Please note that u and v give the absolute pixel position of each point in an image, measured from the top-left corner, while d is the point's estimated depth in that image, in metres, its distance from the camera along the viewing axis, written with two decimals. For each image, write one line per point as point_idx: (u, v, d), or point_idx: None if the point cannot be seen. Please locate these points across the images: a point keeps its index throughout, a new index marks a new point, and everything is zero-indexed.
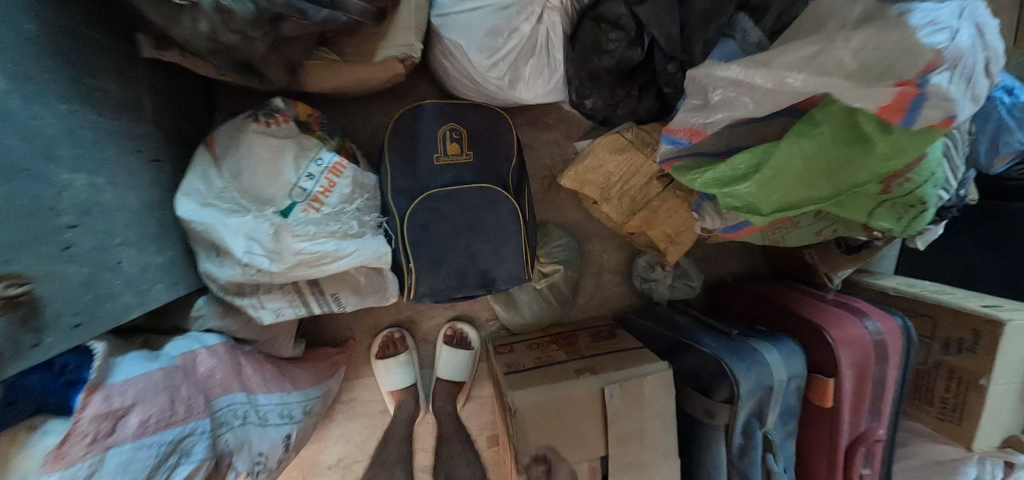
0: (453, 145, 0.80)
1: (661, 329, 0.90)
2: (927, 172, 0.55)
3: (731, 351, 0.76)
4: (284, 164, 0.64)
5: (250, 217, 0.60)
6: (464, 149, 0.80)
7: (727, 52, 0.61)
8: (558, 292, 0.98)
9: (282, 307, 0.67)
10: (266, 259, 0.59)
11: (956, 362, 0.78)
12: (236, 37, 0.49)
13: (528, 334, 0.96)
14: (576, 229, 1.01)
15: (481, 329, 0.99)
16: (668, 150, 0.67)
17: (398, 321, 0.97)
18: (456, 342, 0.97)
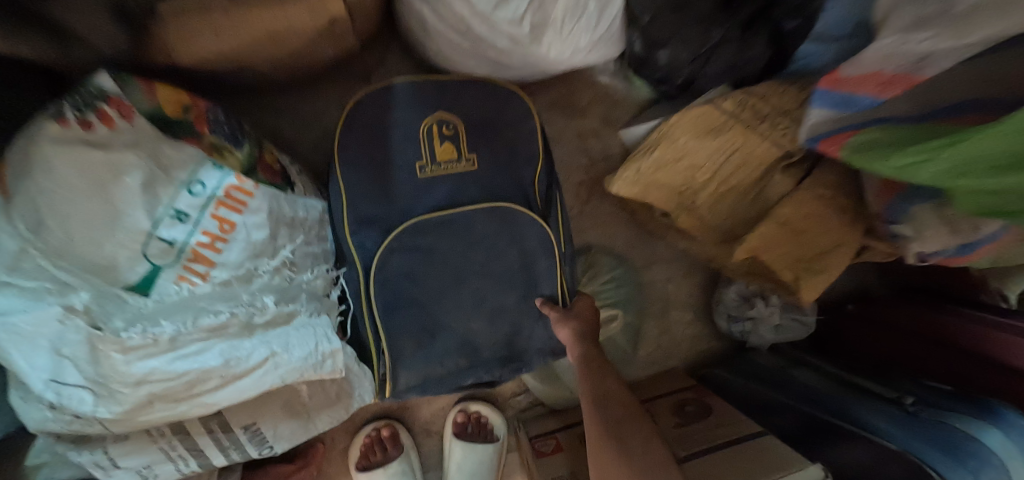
0: (443, 146, 0.48)
1: (784, 397, 0.60)
2: None
3: (930, 443, 0.46)
4: (120, 198, 0.33)
5: (52, 309, 0.31)
6: (462, 151, 0.48)
7: None
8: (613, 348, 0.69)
9: (153, 462, 0.39)
10: (89, 395, 0.32)
11: None
12: None
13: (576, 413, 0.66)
14: (629, 253, 0.71)
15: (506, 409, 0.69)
16: (825, 120, 0.39)
17: (384, 407, 0.66)
18: (472, 432, 0.66)
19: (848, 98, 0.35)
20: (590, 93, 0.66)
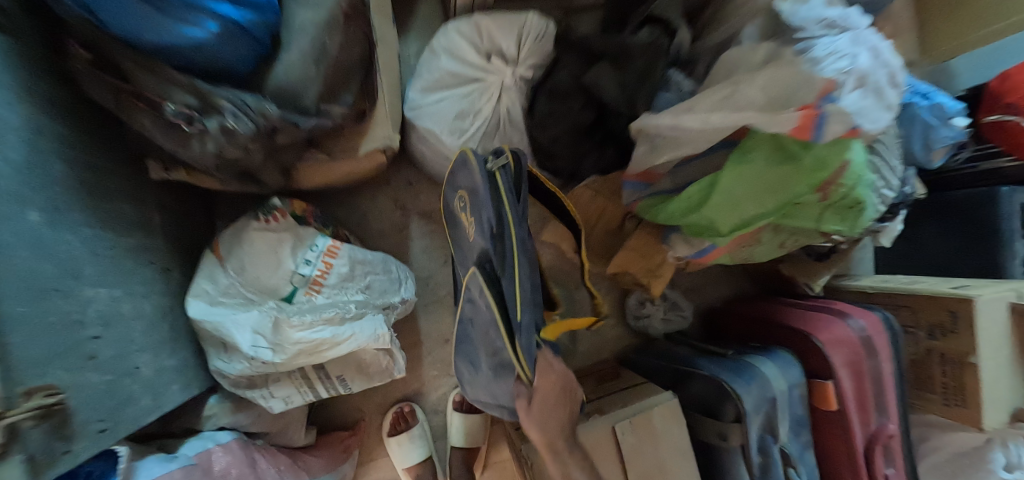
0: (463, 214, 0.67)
1: (660, 361, 0.92)
2: (857, 175, 0.62)
3: (730, 370, 0.79)
4: (284, 254, 0.70)
5: (255, 311, 0.66)
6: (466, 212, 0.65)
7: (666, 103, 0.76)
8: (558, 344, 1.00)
9: (291, 394, 0.71)
10: (270, 351, 0.64)
11: (943, 345, 0.82)
12: (239, 150, 0.57)
13: None
14: (565, 278, 1.06)
15: None
16: (632, 193, 0.79)
17: (406, 395, 0.98)
18: (466, 407, 0.97)
19: (638, 184, 0.77)
20: None
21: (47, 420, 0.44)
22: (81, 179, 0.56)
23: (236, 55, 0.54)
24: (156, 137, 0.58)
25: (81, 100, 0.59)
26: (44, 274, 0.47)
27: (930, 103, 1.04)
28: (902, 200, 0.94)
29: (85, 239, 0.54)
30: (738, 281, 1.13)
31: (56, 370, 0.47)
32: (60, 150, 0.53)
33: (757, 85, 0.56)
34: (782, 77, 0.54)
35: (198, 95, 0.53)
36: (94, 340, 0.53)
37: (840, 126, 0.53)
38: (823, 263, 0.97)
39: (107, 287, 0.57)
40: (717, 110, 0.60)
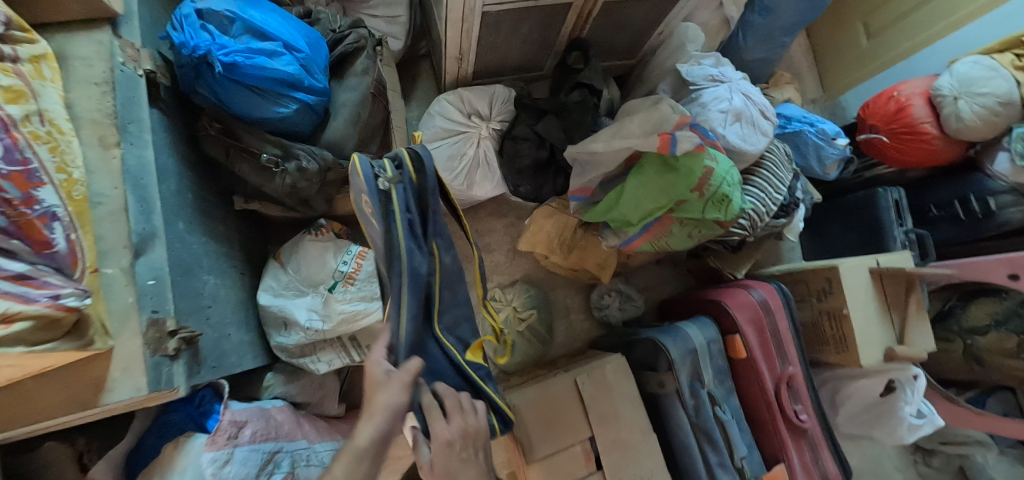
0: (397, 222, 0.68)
1: (617, 338, 1.18)
2: (719, 178, 0.93)
3: (663, 332, 1.05)
4: (328, 258, 0.97)
5: (310, 296, 0.95)
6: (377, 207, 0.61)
7: None
8: (537, 333, 1.25)
9: (333, 358, 0.98)
10: (321, 320, 0.92)
11: (827, 305, 1.08)
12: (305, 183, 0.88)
13: (520, 370, 1.22)
14: (541, 283, 1.33)
15: None
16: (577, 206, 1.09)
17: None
18: None
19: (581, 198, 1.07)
20: (507, 206, 1.34)
21: (192, 346, 0.69)
22: (201, 206, 0.85)
23: (303, 122, 0.86)
24: (248, 176, 0.87)
25: (196, 153, 0.87)
26: (185, 259, 0.75)
27: (817, 131, 1.38)
28: (790, 202, 1.25)
29: (203, 244, 0.83)
30: (683, 278, 1.42)
31: (192, 319, 0.73)
32: (191, 187, 0.83)
33: (639, 123, 0.91)
34: (653, 117, 0.89)
35: (282, 148, 0.84)
36: (209, 308, 0.80)
37: (690, 144, 0.86)
38: (741, 253, 1.26)
39: (213, 276, 0.84)
40: (616, 140, 0.93)
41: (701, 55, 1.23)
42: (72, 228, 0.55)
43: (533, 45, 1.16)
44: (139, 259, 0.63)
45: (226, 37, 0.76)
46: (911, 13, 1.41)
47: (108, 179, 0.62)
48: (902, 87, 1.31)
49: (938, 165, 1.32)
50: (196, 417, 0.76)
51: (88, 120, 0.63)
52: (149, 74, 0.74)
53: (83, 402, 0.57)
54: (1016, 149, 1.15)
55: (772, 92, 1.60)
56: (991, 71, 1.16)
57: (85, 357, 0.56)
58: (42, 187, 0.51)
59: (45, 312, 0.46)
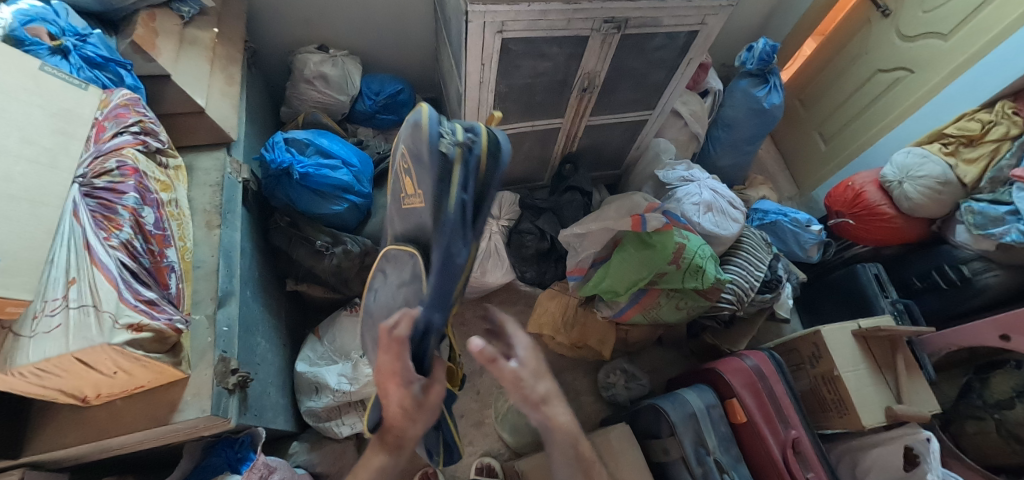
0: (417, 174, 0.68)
1: (625, 414, 1.21)
2: (691, 251, 1.09)
3: (663, 398, 1.09)
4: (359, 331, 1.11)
5: (342, 363, 1.07)
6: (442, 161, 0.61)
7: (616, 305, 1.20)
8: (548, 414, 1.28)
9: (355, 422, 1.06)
10: (349, 383, 1.03)
11: (821, 369, 1.13)
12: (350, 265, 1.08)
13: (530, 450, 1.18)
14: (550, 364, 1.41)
15: (498, 459, 1.19)
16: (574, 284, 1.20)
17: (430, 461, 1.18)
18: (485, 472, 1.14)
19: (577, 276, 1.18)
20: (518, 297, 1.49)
21: (243, 391, 0.80)
22: (265, 284, 1.04)
23: (350, 217, 1.09)
24: (303, 258, 1.07)
25: (265, 243, 1.09)
26: (252, 322, 0.92)
27: (789, 218, 1.49)
28: (772, 278, 1.30)
29: (265, 312, 1.00)
30: (690, 362, 1.47)
31: (250, 369, 0.86)
32: (260, 267, 1.03)
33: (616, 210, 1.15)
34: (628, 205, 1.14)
35: (332, 236, 1.06)
36: (260, 364, 0.92)
37: (658, 221, 1.07)
38: (735, 330, 1.35)
39: (265, 340, 0.97)
40: (596, 225, 1.14)
41: (674, 161, 1.45)
42: (182, 279, 0.74)
43: (535, 160, 1.43)
44: (220, 310, 0.80)
45: (302, 156, 1.05)
46: (855, 119, 1.68)
47: (208, 250, 0.84)
48: (854, 178, 1.51)
49: (909, 241, 1.45)
50: (232, 462, 0.87)
51: (201, 210, 0.87)
52: (245, 181, 1.00)
53: (157, 419, 0.69)
54: (968, 220, 1.27)
55: (748, 191, 1.72)
56: (923, 158, 1.35)
57: (167, 381, 0.70)
58: (170, 248, 0.72)
59: (163, 328, 0.62)
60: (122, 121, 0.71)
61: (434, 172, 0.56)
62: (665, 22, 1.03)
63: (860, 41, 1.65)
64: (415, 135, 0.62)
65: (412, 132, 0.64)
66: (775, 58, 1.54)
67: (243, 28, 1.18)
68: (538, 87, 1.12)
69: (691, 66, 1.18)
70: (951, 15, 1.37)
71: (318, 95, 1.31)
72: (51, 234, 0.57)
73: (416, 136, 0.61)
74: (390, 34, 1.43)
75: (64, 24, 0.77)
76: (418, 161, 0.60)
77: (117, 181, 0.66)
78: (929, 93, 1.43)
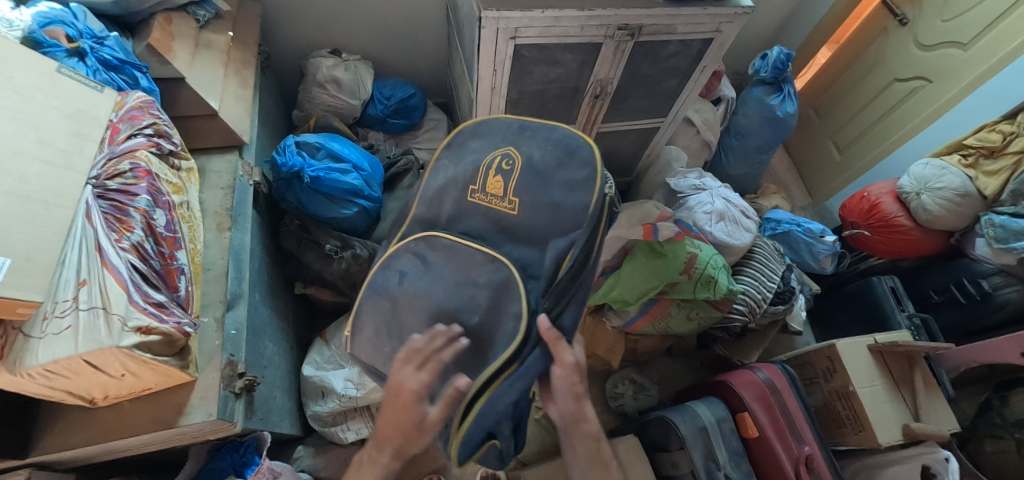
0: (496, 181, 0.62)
1: (634, 425, 1.19)
2: (703, 261, 1.07)
3: (673, 410, 1.07)
4: None
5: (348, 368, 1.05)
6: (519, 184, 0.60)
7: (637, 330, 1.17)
8: None
9: (361, 427, 1.06)
10: (356, 389, 1.02)
11: (836, 384, 1.11)
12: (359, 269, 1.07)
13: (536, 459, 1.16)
14: None
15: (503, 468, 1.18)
16: None
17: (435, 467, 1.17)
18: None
19: None
20: None
21: (249, 395, 0.79)
22: (274, 287, 1.04)
23: (359, 221, 1.09)
24: (312, 262, 1.07)
25: (274, 246, 1.09)
26: (259, 325, 0.91)
27: (803, 228, 1.47)
28: (786, 289, 1.27)
29: (273, 315, 1.00)
30: (700, 372, 1.44)
31: (256, 373, 0.86)
32: (269, 269, 1.03)
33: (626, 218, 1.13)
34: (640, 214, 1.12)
35: (341, 240, 1.06)
36: (267, 368, 0.92)
37: (669, 231, 1.05)
38: (747, 342, 1.33)
39: (273, 343, 0.97)
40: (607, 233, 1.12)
41: (685, 170, 1.43)
42: (191, 281, 0.74)
43: None
44: (228, 313, 0.80)
45: (313, 160, 1.05)
46: (870, 129, 1.65)
47: (218, 252, 0.84)
48: (870, 189, 1.49)
49: (927, 254, 1.41)
50: (237, 466, 0.86)
51: (212, 212, 0.88)
52: (256, 184, 1.01)
53: (163, 421, 0.68)
54: (988, 233, 1.23)
55: (760, 200, 1.70)
56: (942, 169, 1.31)
57: (175, 383, 0.70)
58: (180, 250, 0.72)
59: (172, 331, 0.62)
60: (136, 124, 0.72)
61: (595, 204, 0.58)
62: (679, 29, 1.02)
63: (877, 50, 1.63)
64: (560, 149, 0.61)
65: (550, 140, 0.62)
66: (790, 66, 1.53)
67: (258, 33, 1.19)
68: (550, 93, 1.12)
69: (705, 74, 1.17)
70: (971, 24, 1.34)
71: (330, 99, 1.32)
72: (64, 235, 0.57)
73: (572, 152, 0.61)
74: (402, 40, 1.43)
75: (82, 26, 0.78)
76: (565, 176, 0.60)
77: (130, 183, 0.66)
78: (947, 104, 1.40)
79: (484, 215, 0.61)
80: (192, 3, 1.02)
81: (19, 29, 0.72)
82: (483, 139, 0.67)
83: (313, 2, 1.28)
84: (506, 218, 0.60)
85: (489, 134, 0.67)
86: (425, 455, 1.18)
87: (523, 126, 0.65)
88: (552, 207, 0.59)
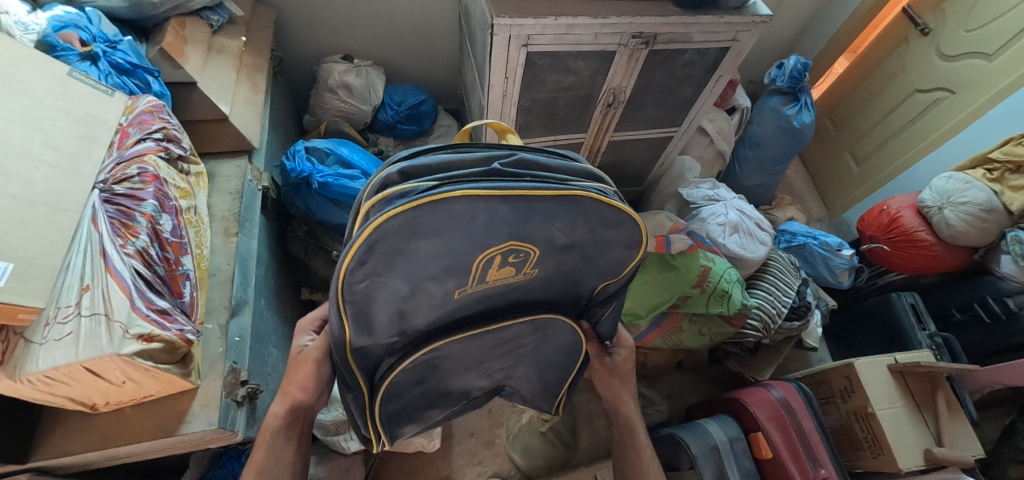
0: (508, 269, 0.50)
1: None
2: (716, 274, 1.05)
3: (683, 428, 1.03)
4: None
5: None
6: (521, 269, 0.51)
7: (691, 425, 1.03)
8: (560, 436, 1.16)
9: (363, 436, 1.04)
10: None
11: (854, 404, 1.07)
12: None
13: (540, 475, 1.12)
14: None
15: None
16: None
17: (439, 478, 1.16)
18: None
19: None
20: None
21: (251, 403, 0.77)
22: (279, 292, 1.02)
23: None
24: (319, 267, 1.06)
25: (282, 250, 1.08)
26: (265, 331, 0.90)
27: (819, 241, 1.43)
28: (801, 304, 1.23)
29: (277, 321, 0.98)
30: (711, 388, 1.40)
31: (260, 379, 0.84)
32: (274, 274, 1.01)
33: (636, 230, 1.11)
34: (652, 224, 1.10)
35: None
36: (270, 374, 0.90)
37: (682, 243, 1.03)
38: (760, 358, 1.29)
39: (277, 350, 0.95)
40: None
41: (698, 180, 1.40)
42: (196, 287, 0.73)
43: None
44: (232, 319, 0.79)
45: (322, 166, 1.04)
46: (890, 141, 1.61)
47: (224, 257, 0.83)
48: (890, 202, 1.45)
49: (949, 270, 1.36)
50: (238, 475, 0.85)
51: (220, 217, 0.87)
52: (265, 189, 1.00)
53: (164, 429, 0.67)
54: (1015, 250, 1.18)
55: (774, 212, 1.66)
56: (966, 183, 1.27)
57: (176, 391, 0.69)
58: (186, 255, 0.71)
59: (174, 338, 0.61)
60: (146, 127, 0.72)
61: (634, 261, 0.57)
62: (695, 38, 1.00)
63: (897, 60, 1.59)
64: (586, 215, 0.47)
65: (567, 210, 0.46)
66: (807, 76, 1.49)
67: (271, 38, 1.19)
68: (562, 101, 1.10)
69: (721, 83, 1.14)
70: (997, 34, 1.31)
71: (341, 105, 1.33)
72: (68, 240, 0.56)
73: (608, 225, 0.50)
74: (414, 46, 1.43)
75: (96, 30, 0.79)
76: (602, 242, 0.52)
77: (137, 187, 0.66)
78: (973, 116, 1.36)
79: (487, 293, 0.53)
80: (207, 7, 1.02)
81: (34, 32, 0.72)
82: (446, 232, 0.43)
83: (328, 8, 1.28)
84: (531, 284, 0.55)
85: (459, 223, 0.43)
86: (428, 465, 1.17)
87: (521, 203, 0.43)
88: (585, 261, 0.54)
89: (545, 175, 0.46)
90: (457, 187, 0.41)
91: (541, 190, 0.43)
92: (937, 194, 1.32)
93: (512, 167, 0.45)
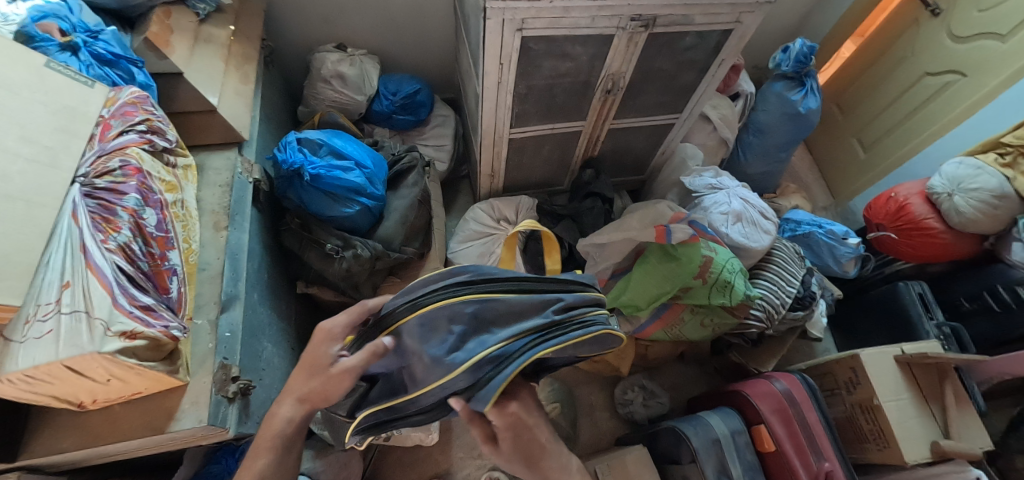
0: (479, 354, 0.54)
1: (641, 434, 1.13)
2: (719, 265, 1.02)
3: (684, 421, 1.01)
4: None
5: None
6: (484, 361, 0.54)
7: (694, 420, 1.01)
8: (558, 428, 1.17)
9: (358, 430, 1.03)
10: None
11: (859, 396, 1.05)
12: (360, 269, 1.04)
13: None
14: (564, 378, 1.31)
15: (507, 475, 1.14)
16: None
17: (440, 471, 1.15)
18: None
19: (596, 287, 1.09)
20: None
21: (243, 398, 0.76)
22: (273, 286, 1.01)
23: (361, 220, 1.06)
24: (312, 260, 1.04)
25: (277, 244, 1.06)
26: (258, 327, 0.89)
27: (824, 230, 1.39)
28: (806, 295, 1.21)
29: (271, 316, 0.96)
30: (713, 379, 1.38)
31: (252, 375, 0.83)
32: (267, 266, 0.99)
33: (637, 219, 1.09)
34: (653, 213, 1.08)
35: (341, 239, 1.03)
36: (263, 369, 0.88)
37: (684, 233, 1.00)
38: (763, 349, 1.27)
39: (271, 345, 0.94)
40: (609, 235, 1.08)
41: (701, 168, 1.37)
42: (184, 282, 0.72)
43: (554, 163, 1.36)
44: (222, 315, 0.78)
45: (315, 157, 1.02)
46: (899, 126, 1.56)
47: (214, 251, 0.82)
48: (898, 189, 1.40)
49: (958, 258, 1.33)
50: (233, 470, 0.84)
51: (210, 211, 0.86)
52: (256, 181, 0.98)
53: (153, 427, 0.66)
54: None
55: (779, 200, 1.63)
56: (977, 169, 1.23)
57: (165, 388, 0.68)
58: (172, 250, 0.69)
59: (158, 335, 0.60)
60: (128, 120, 0.70)
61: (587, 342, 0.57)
62: (696, 20, 0.96)
63: (907, 43, 1.54)
64: (603, 344, 0.60)
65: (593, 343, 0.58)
66: (813, 60, 1.44)
67: (260, 26, 1.16)
68: (559, 88, 1.07)
69: (723, 67, 1.11)
70: (1011, 14, 1.26)
71: (335, 95, 1.30)
72: (46, 236, 0.55)
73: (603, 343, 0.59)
74: (408, 34, 1.40)
75: (76, 20, 0.76)
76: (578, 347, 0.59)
77: (119, 181, 0.64)
78: (985, 99, 1.31)
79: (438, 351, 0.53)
80: None
81: (13, 23, 0.69)
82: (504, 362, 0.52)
83: None
84: (518, 404, 0.53)
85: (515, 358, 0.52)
86: (429, 457, 1.17)
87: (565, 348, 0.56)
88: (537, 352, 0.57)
89: (583, 317, 0.59)
90: (542, 348, 0.53)
91: (583, 336, 0.56)
92: (946, 181, 1.28)
93: (564, 315, 0.57)
